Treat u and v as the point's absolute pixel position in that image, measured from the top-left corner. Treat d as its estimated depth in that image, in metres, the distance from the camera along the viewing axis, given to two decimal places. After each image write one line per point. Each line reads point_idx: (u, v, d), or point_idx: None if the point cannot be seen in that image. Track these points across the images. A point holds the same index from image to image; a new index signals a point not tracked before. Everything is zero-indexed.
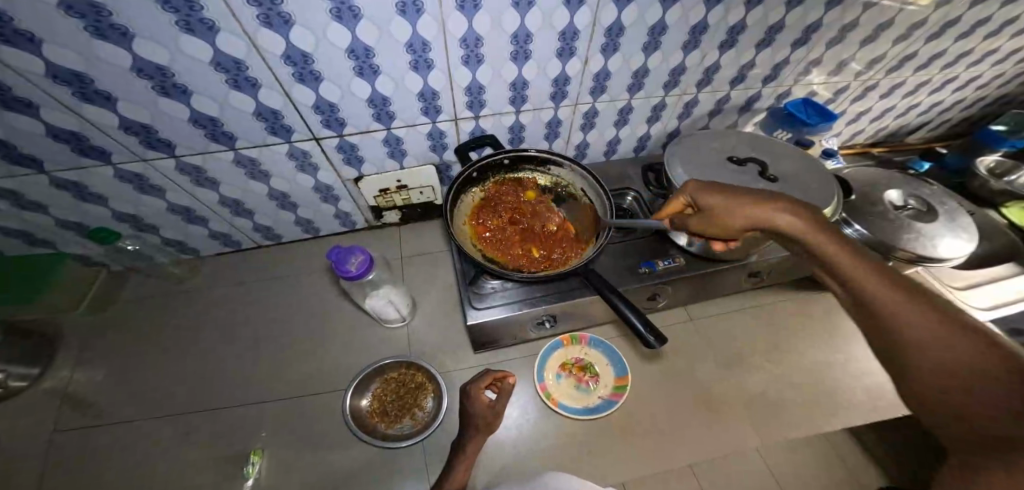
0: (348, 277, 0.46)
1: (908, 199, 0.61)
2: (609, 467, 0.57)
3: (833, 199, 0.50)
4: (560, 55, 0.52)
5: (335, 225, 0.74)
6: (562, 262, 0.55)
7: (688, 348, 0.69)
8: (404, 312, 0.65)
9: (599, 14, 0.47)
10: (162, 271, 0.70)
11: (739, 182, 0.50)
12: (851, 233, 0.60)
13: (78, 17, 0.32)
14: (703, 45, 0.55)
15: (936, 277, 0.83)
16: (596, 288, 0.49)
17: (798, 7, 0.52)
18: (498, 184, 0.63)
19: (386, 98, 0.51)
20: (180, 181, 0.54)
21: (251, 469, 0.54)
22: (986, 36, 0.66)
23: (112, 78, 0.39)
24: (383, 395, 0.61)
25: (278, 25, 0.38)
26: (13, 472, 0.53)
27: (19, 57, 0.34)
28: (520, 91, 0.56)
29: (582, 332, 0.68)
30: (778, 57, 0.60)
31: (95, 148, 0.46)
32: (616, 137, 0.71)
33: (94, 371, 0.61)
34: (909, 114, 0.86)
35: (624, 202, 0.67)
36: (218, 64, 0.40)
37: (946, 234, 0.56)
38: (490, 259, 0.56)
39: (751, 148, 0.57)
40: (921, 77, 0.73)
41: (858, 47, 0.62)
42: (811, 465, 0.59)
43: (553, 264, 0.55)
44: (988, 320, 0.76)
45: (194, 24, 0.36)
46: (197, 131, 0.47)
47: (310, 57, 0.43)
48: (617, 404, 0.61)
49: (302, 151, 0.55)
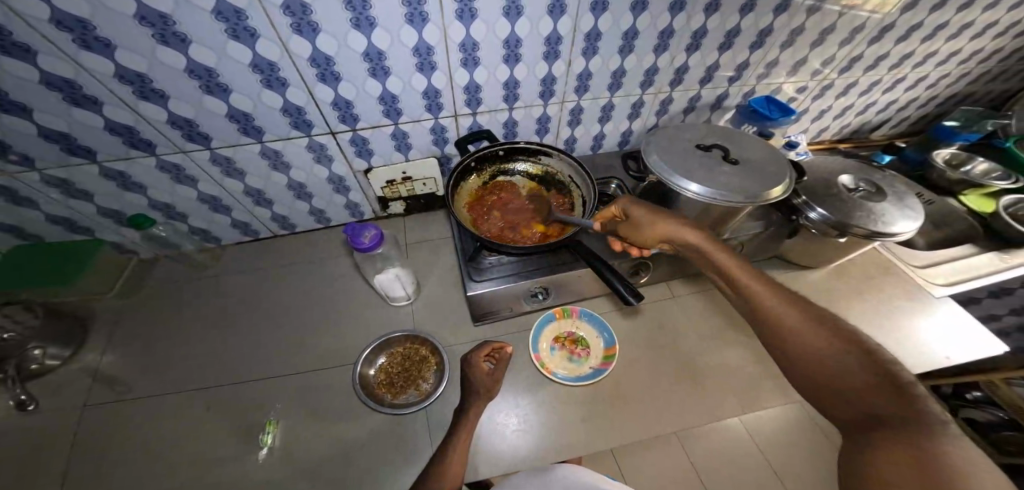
0: (361, 249, 0.53)
1: (860, 182, 0.68)
2: (604, 433, 0.60)
3: (785, 179, 0.56)
4: (546, 57, 0.59)
5: (344, 215, 0.81)
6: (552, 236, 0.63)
7: (671, 324, 0.75)
8: (409, 291, 0.71)
9: (579, 22, 0.55)
10: (187, 259, 0.76)
11: (706, 166, 0.57)
12: (814, 216, 0.65)
13: (148, 26, 0.40)
14: (672, 48, 0.63)
15: (899, 259, 0.89)
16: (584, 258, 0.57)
17: (750, 13, 0.60)
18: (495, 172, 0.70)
19: (395, 97, 0.58)
20: (211, 172, 0.61)
21: (265, 439, 0.57)
22: (924, 39, 0.74)
23: (168, 78, 0.46)
24: (389, 367, 0.66)
25: (307, 32, 0.46)
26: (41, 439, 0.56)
27: (95, 59, 0.42)
28: (513, 90, 0.64)
29: (573, 307, 0.75)
30: (740, 58, 0.68)
31: (144, 140, 0.53)
32: (601, 132, 0.79)
33: (119, 349, 0.65)
34: (868, 111, 0.95)
35: (608, 189, 0.74)
36: (255, 66, 0.48)
37: (895, 212, 0.63)
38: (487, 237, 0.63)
39: (720, 138, 0.64)
40: (873, 76, 0.82)
41: (809, 50, 0.70)
42: None
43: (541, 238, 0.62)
44: (948, 296, 0.82)
45: (240, 32, 0.43)
46: (231, 125, 0.54)
47: (331, 60, 0.50)
48: (606, 371, 0.66)
49: (319, 144, 0.62)
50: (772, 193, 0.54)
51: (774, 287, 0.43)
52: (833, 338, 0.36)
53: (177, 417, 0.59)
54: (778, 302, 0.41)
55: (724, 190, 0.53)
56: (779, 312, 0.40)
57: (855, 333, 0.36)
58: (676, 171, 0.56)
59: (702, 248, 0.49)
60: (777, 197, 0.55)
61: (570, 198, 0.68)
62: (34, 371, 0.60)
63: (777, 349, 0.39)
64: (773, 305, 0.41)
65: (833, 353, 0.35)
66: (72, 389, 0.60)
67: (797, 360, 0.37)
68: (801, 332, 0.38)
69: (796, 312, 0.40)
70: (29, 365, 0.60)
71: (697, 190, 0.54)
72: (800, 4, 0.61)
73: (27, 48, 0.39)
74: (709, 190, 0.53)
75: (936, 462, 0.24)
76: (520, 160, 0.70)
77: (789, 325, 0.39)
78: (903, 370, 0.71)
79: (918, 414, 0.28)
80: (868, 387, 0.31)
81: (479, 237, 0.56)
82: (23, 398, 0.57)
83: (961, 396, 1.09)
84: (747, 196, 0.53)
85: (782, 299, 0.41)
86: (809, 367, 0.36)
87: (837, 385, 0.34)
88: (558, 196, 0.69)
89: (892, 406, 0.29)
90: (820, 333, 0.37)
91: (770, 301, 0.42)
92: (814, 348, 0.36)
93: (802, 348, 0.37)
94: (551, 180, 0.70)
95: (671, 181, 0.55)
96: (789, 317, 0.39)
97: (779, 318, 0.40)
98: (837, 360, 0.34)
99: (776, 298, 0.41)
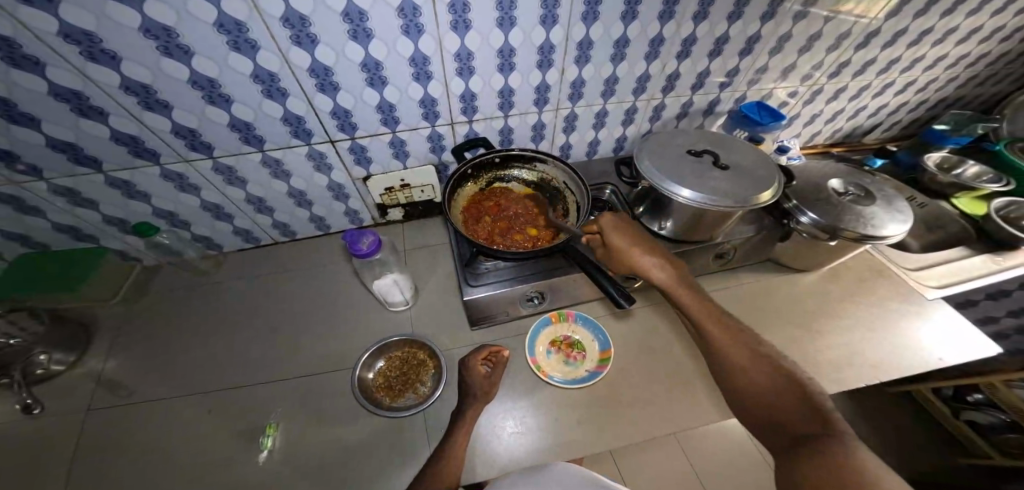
0: (359, 255, 0.54)
1: (849, 186, 0.69)
2: (599, 435, 0.61)
3: (774, 183, 0.57)
4: (539, 66, 0.61)
5: (344, 222, 0.82)
6: (546, 242, 0.64)
7: (666, 327, 0.75)
8: (408, 296, 0.72)
9: (571, 31, 0.57)
10: (189, 265, 0.78)
11: (697, 171, 0.58)
12: (805, 220, 0.67)
13: (153, 38, 0.42)
14: (662, 56, 0.64)
15: (892, 261, 0.90)
16: (578, 263, 0.57)
17: (738, 22, 0.62)
18: (491, 179, 0.72)
19: (392, 105, 0.60)
20: (214, 180, 0.62)
21: (266, 442, 0.57)
22: (909, 44, 0.76)
23: (171, 89, 0.47)
24: (388, 371, 0.67)
25: (306, 43, 0.47)
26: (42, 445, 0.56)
27: (101, 71, 0.43)
28: (508, 98, 0.65)
29: (569, 311, 0.76)
30: (729, 65, 0.70)
31: (148, 150, 0.54)
32: (595, 139, 0.80)
33: (122, 354, 0.66)
34: (860, 115, 0.96)
35: (603, 194, 0.77)
36: (256, 77, 0.49)
37: (884, 215, 0.64)
38: (484, 243, 0.64)
39: (710, 143, 0.65)
40: (861, 82, 0.83)
41: (798, 56, 0.72)
42: None
43: (534, 244, 0.64)
44: (941, 297, 0.83)
45: (241, 43, 0.45)
46: (233, 135, 0.56)
47: (330, 70, 0.51)
48: (601, 374, 0.67)
49: (319, 152, 0.63)
50: (763, 197, 0.55)
51: (725, 321, 0.48)
52: (774, 372, 0.41)
53: (179, 420, 0.60)
54: (731, 337, 0.46)
55: (716, 195, 0.54)
56: (730, 346, 0.45)
57: (792, 367, 0.42)
58: (668, 177, 0.57)
59: (668, 281, 0.52)
60: (767, 200, 0.56)
61: (565, 204, 0.70)
62: (39, 376, 0.61)
63: (725, 379, 0.44)
64: (724, 337, 0.46)
65: (773, 385, 0.40)
66: (76, 394, 0.61)
67: (741, 389, 0.42)
68: (748, 365, 0.43)
69: (745, 346, 0.45)
70: (34, 370, 0.61)
71: (689, 195, 0.55)
72: (786, 11, 0.62)
73: (37, 61, 0.40)
74: (701, 195, 0.55)
75: (855, 469, 0.29)
76: (515, 167, 0.72)
77: (738, 358, 0.44)
78: (897, 371, 0.71)
79: (839, 434, 0.34)
80: (803, 415, 0.37)
81: (474, 243, 0.58)
82: (29, 401, 0.58)
83: (961, 399, 1.08)
84: (738, 200, 0.54)
85: (732, 332, 0.46)
86: (752, 395, 0.41)
87: (774, 412, 0.39)
88: (553, 203, 0.71)
89: (818, 429, 0.35)
90: (764, 367, 0.42)
91: (723, 335, 0.46)
92: (758, 379, 0.41)
93: (746, 379, 0.42)
94: (546, 187, 0.72)
95: (664, 187, 0.56)
96: (738, 353, 0.44)
97: (731, 351, 0.45)
98: (774, 391, 0.40)
99: (728, 333, 0.46)
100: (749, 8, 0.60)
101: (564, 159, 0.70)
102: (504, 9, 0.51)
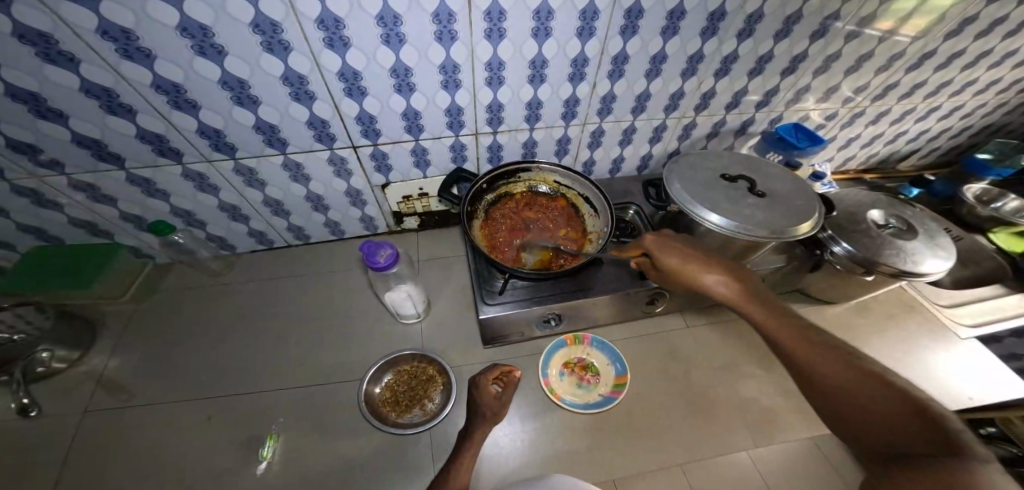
0: (376, 267, 0.52)
1: (890, 218, 0.66)
2: (611, 460, 0.59)
3: (813, 214, 0.54)
4: (571, 79, 0.59)
5: (359, 228, 0.81)
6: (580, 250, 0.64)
7: (685, 353, 0.73)
8: (420, 309, 0.70)
9: (607, 45, 0.54)
10: (201, 265, 0.77)
11: (731, 197, 0.55)
12: (839, 250, 0.64)
13: (188, 38, 0.40)
14: (700, 72, 0.62)
15: (924, 295, 0.86)
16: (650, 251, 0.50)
17: (785, 39, 0.59)
18: (488, 210, 0.68)
19: (417, 112, 0.58)
20: (234, 182, 0.61)
21: (265, 452, 0.56)
22: (962, 68, 0.72)
23: (201, 89, 0.46)
24: (395, 385, 0.64)
25: (338, 47, 0.45)
26: (43, 445, 0.55)
27: (135, 69, 0.42)
28: (535, 110, 0.63)
29: (585, 333, 0.72)
30: (769, 84, 0.67)
31: (172, 149, 0.53)
32: (620, 156, 0.78)
33: (130, 352, 0.66)
34: (898, 141, 0.92)
35: (626, 215, 0.74)
36: (286, 79, 0.48)
37: (926, 252, 0.60)
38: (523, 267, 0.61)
39: (744, 168, 0.62)
40: (906, 104, 0.79)
41: (843, 77, 0.68)
42: (799, 451, 0.62)
43: (575, 258, 0.62)
44: (974, 338, 0.79)
45: (274, 45, 0.43)
46: (257, 137, 0.54)
47: (359, 74, 0.50)
48: (616, 400, 0.64)
49: (340, 158, 0.62)
50: (799, 229, 0.52)
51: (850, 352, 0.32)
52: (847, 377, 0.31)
53: (179, 426, 0.58)
54: (851, 368, 0.31)
55: (747, 222, 0.51)
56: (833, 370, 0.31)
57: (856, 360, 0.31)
58: (696, 200, 0.54)
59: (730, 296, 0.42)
60: (804, 232, 0.52)
61: (566, 200, 0.70)
62: (39, 374, 0.60)
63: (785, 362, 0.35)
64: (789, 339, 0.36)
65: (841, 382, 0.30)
66: (78, 394, 0.60)
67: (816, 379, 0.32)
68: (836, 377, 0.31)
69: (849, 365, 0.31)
70: (36, 368, 0.60)
71: (718, 221, 0.52)
72: (838, 30, 0.59)
73: (72, 58, 0.39)
74: (733, 221, 0.51)
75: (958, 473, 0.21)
76: (503, 187, 0.69)
77: (856, 387, 0.30)
78: None
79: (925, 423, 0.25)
80: (929, 470, 0.22)
81: (514, 271, 0.55)
82: (25, 403, 0.55)
83: None
84: (773, 230, 0.51)
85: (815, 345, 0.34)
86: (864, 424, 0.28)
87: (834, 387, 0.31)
88: (554, 207, 0.70)
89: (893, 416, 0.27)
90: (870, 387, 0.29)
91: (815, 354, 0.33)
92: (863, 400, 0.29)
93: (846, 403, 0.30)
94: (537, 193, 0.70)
95: (692, 211, 0.53)
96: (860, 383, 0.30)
97: (844, 383, 0.30)
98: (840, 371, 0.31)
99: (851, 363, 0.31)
100: (800, 26, 0.57)
101: (545, 161, 0.69)
102: (541, 19, 0.49)
